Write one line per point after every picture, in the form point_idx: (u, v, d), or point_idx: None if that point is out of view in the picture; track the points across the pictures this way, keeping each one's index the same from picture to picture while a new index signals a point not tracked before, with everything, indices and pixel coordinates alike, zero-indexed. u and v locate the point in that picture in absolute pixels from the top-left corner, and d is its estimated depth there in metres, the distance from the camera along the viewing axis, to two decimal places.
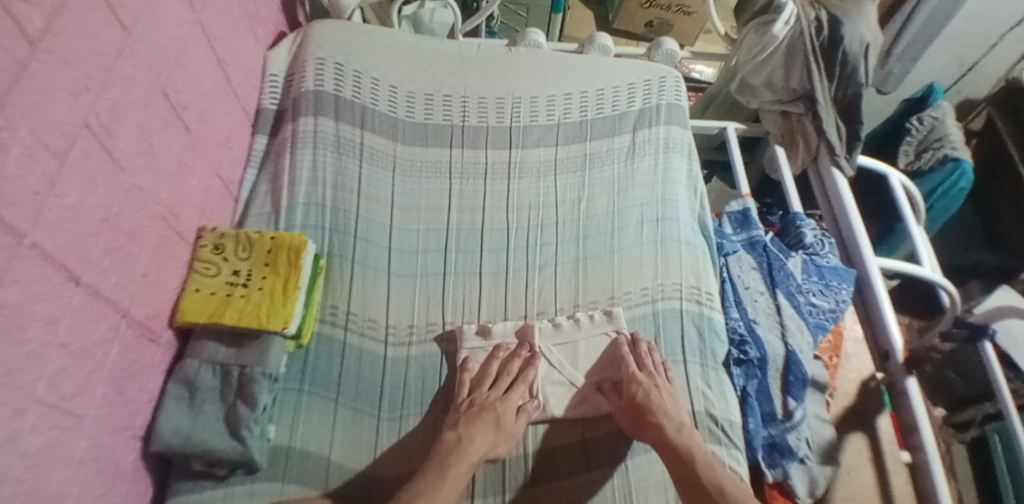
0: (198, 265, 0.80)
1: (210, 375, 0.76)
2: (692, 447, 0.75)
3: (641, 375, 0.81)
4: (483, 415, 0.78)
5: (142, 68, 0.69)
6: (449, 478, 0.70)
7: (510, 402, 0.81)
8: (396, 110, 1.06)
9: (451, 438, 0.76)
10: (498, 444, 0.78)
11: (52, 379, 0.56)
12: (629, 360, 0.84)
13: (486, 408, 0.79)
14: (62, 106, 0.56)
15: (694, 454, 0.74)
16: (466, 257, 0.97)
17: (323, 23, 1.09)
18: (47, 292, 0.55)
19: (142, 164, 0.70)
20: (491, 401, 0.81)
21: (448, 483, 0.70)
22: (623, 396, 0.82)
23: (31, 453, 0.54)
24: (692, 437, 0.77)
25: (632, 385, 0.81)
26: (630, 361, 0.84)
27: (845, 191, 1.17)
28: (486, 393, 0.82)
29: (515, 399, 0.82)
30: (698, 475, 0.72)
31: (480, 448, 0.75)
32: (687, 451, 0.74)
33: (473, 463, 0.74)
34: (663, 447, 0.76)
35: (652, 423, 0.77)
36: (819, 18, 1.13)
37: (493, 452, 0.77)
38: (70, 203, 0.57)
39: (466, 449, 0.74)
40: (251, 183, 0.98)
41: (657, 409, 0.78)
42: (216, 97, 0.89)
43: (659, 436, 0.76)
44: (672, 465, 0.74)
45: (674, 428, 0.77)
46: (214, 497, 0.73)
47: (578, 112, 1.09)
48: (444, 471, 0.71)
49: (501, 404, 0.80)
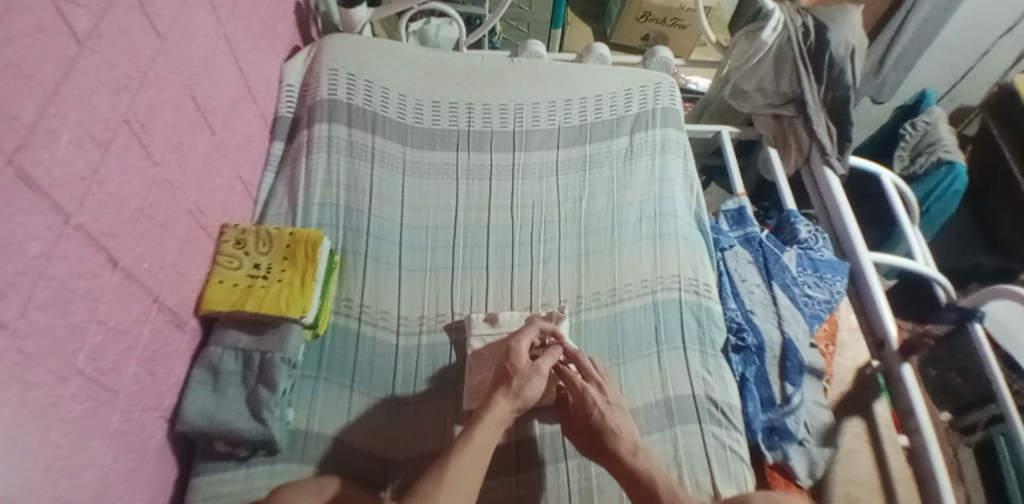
0: (221, 258, 0.85)
1: (233, 360, 0.80)
2: (652, 471, 0.73)
3: (592, 396, 0.81)
4: (506, 378, 0.80)
5: (174, 72, 0.75)
6: (475, 436, 0.72)
7: (522, 340, 0.84)
8: (405, 116, 1.11)
9: (493, 402, 0.77)
10: (528, 382, 0.80)
11: (91, 352, 0.60)
12: (575, 377, 0.84)
13: (505, 375, 0.80)
14: (105, 101, 0.62)
15: (652, 477, 0.72)
16: (474, 253, 1.01)
17: (335, 37, 1.16)
18: (89, 271, 0.60)
19: (173, 160, 0.76)
20: (512, 346, 0.83)
21: (470, 452, 0.70)
22: (577, 417, 0.82)
23: (70, 420, 0.58)
24: (649, 460, 0.75)
25: (580, 404, 0.81)
26: (576, 377, 0.84)
27: (837, 189, 1.21)
28: (513, 340, 0.84)
29: (526, 344, 0.83)
30: (656, 490, 0.71)
31: (507, 408, 0.77)
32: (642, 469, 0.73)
33: (502, 424, 0.76)
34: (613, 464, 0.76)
35: (608, 449, 0.77)
36: (805, 24, 1.19)
37: (511, 388, 0.79)
38: (110, 190, 0.63)
39: (468, 432, 0.73)
40: (269, 186, 1.04)
41: (611, 433, 0.78)
42: (239, 104, 0.95)
43: (618, 464, 0.75)
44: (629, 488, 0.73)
45: (628, 451, 0.76)
46: (236, 477, 0.77)
47: (578, 116, 1.15)
48: (475, 423, 0.74)
49: (515, 351, 0.82)
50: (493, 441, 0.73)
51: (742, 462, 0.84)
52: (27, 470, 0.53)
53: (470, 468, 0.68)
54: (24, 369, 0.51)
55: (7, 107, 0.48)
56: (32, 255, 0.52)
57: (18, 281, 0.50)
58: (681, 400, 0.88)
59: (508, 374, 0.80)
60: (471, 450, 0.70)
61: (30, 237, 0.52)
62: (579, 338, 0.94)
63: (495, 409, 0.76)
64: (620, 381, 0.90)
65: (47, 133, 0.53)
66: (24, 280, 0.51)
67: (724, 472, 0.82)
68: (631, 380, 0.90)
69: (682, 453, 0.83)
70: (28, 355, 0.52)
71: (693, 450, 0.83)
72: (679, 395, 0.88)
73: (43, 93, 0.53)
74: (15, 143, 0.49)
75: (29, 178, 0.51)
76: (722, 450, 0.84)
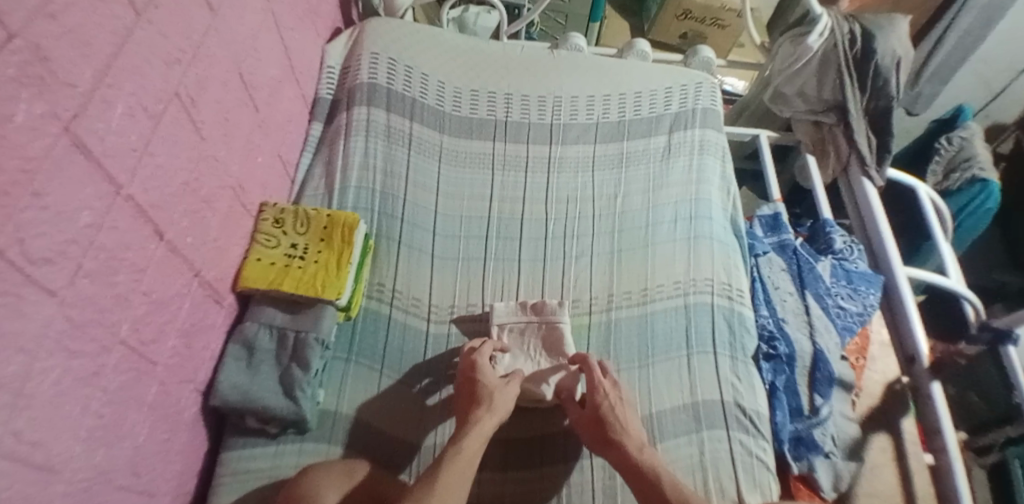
0: (260, 236, 0.85)
1: (268, 338, 0.81)
2: (659, 469, 0.72)
3: (602, 391, 0.80)
4: (477, 396, 0.79)
5: (223, 48, 0.75)
6: (465, 447, 0.70)
7: (482, 354, 0.83)
8: (443, 103, 1.11)
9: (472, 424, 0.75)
10: (502, 393, 0.79)
11: (134, 323, 0.61)
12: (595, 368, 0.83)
13: (474, 389, 0.80)
14: (158, 74, 0.62)
15: (659, 475, 0.71)
16: (506, 245, 1.01)
17: (377, 20, 1.15)
18: (137, 243, 0.60)
19: (219, 136, 0.76)
20: (472, 361, 0.82)
21: (465, 462, 0.69)
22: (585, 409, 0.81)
23: (111, 390, 0.59)
24: (655, 457, 0.74)
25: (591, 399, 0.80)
26: (596, 371, 0.83)
27: (875, 200, 1.19)
28: (473, 356, 0.83)
29: (487, 359, 0.83)
30: (661, 487, 0.70)
31: (491, 421, 0.75)
32: (653, 475, 0.71)
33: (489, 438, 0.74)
34: (628, 470, 0.73)
35: (614, 441, 0.76)
36: (852, 31, 1.16)
37: (485, 401, 0.78)
38: (160, 162, 0.63)
39: (458, 443, 0.71)
40: (306, 166, 1.04)
41: (616, 426, 0.77)
42: (282, 83, 0.95)
43: (621, 460, 0.74)
44: (635, 484, 0.72)
45: (636, 446, 0.75)
46: (266, 454, 0.78)
47: (617, 112, 1.13)
48: (459, 438, 0.72)
49: (479, 367, 0.82)
50: (479, 458, 0.71)
51: (768, 471, 0.83)
52: (68, 438, 0.53)
53: (464, 454, 0.69)
54: (70, 338, 0.52)
55: (65, 74, 0.48)
56: (83, 224, 0.52)
57: (69, 250, 0.51)
58: (709, 404, 0.87)
59: (473, 390, 0.79)
60: (459, 461, 0.68)
61: (83, 206, 0.52)
62: (608, 336, 0.93)
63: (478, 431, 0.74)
64: (647, 383, 0.89)
65: (103, 103, 0.54)
66: (74, 249, 0.51)
67: (749, 482, 0.81)
68: (659, 383, 0.89)
69: (708, 458, 0.83)
70: (75, 323, 0.52)
71: (718, 457, 0.83)
72: (707, 400, 0.87)
73: (100, 63, 0.53)
74: (71, 111, 0.49)
75: (85, 147, 0.51)
76: (749, 459, 0.83)
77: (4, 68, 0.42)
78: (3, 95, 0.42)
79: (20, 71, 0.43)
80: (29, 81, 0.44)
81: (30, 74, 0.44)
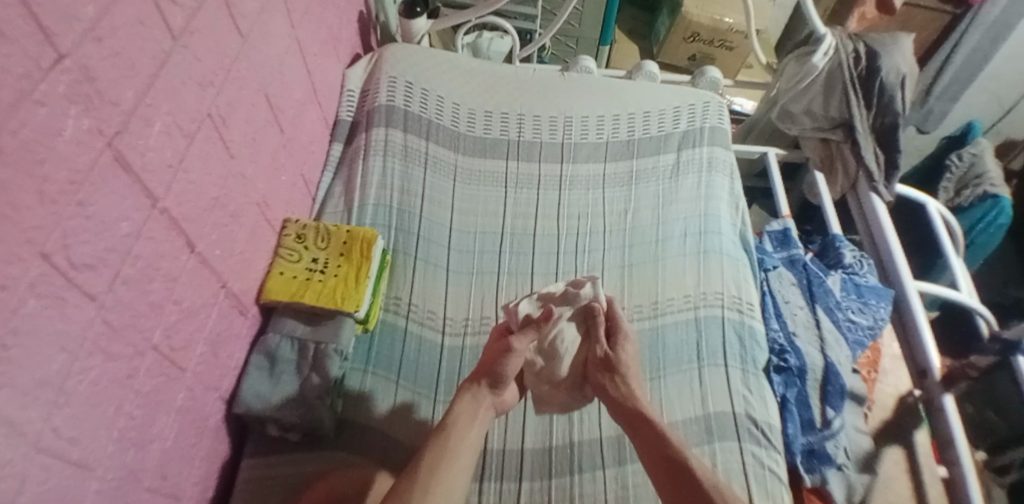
0: (282, 251, 0.89)
1: (289, 348, 0.83)
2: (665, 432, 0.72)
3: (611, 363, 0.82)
4: (485, 368, 0.80)
5: (252, 72, 0.80)
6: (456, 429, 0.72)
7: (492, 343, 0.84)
8: (458, 124, 1.15)
9: (465, 392, 0.78)
10: (501, 361, 0.79)
11: (165, 329, 0.64)
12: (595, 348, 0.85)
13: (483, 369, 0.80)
14: (192, 95, 0.66)
15: (675, 442, 0.71)
16: (519, 259, 1.04)
17: (395, 46, 1.20)
18: (170, 253, 0.64)
19: (247, 154, 0.80)
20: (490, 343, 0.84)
21: (456, 441, 0.70)
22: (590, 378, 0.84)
23: (142, 393, 0.62)
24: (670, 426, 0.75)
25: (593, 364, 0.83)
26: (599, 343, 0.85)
27: (884, 217, 1.20)
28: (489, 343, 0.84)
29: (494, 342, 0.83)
30: (676, 457, 0.69)
31: (485, 393, 0.78)
32: (663, 441, 0.71)
33: (478, 410, 0.76)
34: (639, 441, 0.73)
35: (627, 412, 0.77)
36: (857, 50, 1.19)
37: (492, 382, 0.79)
38: (193, 178, 0.67)
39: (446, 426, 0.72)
40: (327, 185, 1.08)
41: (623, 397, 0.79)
42: (306, 106, 1.00)
43: (643, 430, 0.74)
44: (646, 453, 0.72)
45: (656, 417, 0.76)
46: (286, 460, 0.80)
47: (626, 131, 1.17)
48: (450, 407, 0.76)
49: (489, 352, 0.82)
50: (476, 442, 0.72)
51: (781, 483, 0.83)
52: (101, 437, 0.56)
53: (450, 452, 0.69)
54: (107, 341, 0.55)
55: (109, 94, 0.53)
56: (123, 234, 0.56)
57: (108, 257, 0.54)
58: (720, 417, 0.88)
59: (491, 363, 0.80)
60: (450, 442, 0.70)
61: (123, 217, 0.56)
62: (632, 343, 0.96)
63: (470, 396, 0.77)
64: (659, 396, 0.90)
65: (142, 121, 0.58)
66: (113, 257, 0.55)
67: (761, 492, 0.81)
68: (670, 394, 0.90)
69: (721, 469, 0.83)
70: (112, 326, 0.55)
71: (729, 467, 0.83)
72: (719, 412, 0.88)
73: (141, 83, 0.57)
74: (114, 128, 0.53)
75: (125, 162, 0.55)
76: (761, 470, 0.83)
77: (55, 86, 0.46)
78: (55, 111, 0.46)
79: (69, 89, 0.47)
80: (77, 99, 0.48)
81: (78, 93, 0.49)
